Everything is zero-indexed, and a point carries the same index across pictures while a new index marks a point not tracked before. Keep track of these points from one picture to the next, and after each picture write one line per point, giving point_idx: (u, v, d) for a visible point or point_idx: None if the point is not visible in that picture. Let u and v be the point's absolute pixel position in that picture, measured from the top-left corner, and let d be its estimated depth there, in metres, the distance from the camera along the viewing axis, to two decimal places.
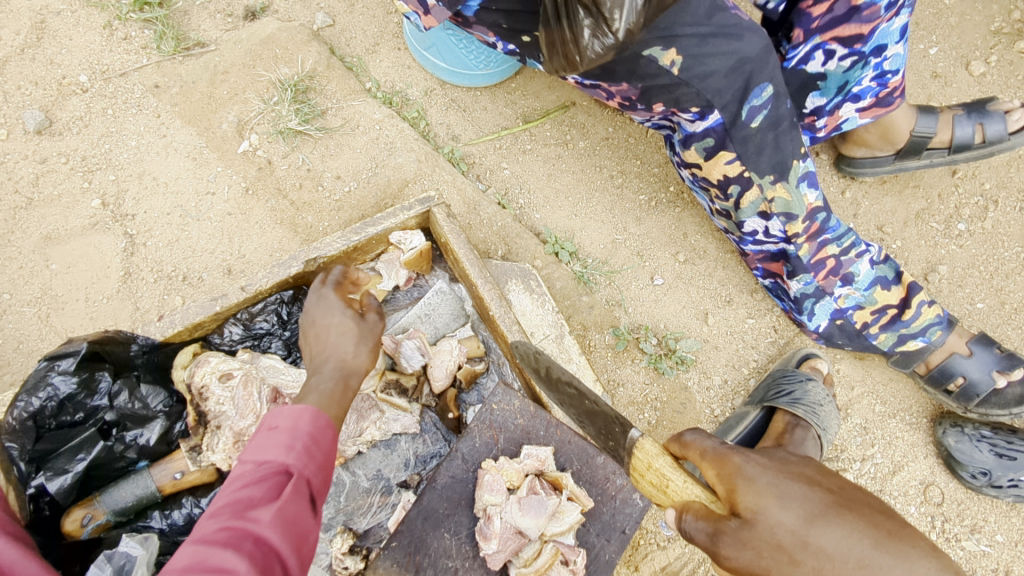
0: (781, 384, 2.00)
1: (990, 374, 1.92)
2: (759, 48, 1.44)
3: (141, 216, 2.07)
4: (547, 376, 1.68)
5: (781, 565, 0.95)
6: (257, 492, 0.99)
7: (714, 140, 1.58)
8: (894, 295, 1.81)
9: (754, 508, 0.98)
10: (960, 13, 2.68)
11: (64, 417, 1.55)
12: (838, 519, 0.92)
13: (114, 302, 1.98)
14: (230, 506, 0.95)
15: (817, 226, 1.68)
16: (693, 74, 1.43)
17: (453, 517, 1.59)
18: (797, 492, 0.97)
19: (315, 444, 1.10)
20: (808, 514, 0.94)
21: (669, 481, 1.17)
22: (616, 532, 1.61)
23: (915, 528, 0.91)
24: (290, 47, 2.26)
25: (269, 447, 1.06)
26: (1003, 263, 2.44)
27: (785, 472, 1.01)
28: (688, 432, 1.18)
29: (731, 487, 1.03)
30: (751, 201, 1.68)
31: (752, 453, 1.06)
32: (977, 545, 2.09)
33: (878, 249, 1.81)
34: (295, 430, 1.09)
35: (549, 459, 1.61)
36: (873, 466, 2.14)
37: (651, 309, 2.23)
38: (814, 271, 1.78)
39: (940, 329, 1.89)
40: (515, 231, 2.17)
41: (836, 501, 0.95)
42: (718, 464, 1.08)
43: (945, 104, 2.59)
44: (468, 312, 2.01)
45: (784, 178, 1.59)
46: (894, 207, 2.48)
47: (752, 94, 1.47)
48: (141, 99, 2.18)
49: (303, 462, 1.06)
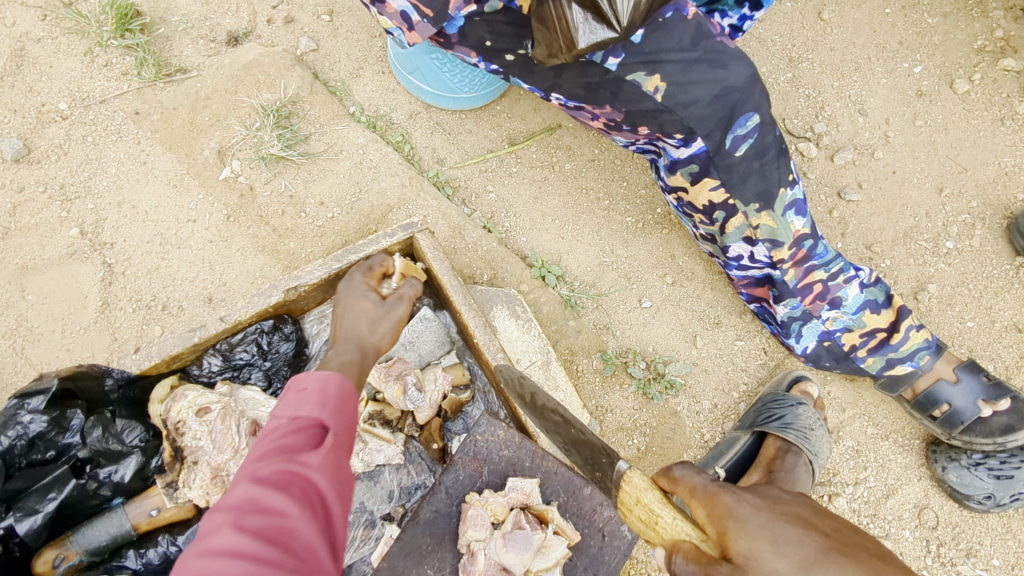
0: (771, 409, 1.97)
1: (975, 402, 1.88)
2: (744, 78, 1.43)
3: (120, 244, 2.04)
4: (533, 402, 1.65)
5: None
6: (299, 439, 0.98)
7: (698, 166, 1.57)
8: (883, 318, 1.78)
9: (746, 553, 0.90)
10: (943, 31, 2.69)
11: (34, 455, 1.52)
12: (835, 567, 0.82)
13: (92, 333, 1.94)
14: (275, 451, 0.95)
15: (803, 253, 1.66)
16: (676, 101, 1.42)
17: (436, 553, 1.55)
18: (792, 537, 0.88)
19: (346, 400, 1.08)
20: (804, 561, 0.84)
21: (659, 518, 1.11)
22: (604, 566, 1.57)
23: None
24: (273, 72, 2.24)
25: (306, 398, 1.04)
26: (991, 281, 2.43)
27: (779, 514, 0.92)
28: (677, 467, 1.12)
29: (722, 530, 0.95)
30: (736, 226, 1.66)
31: (746, 493, 0.98)
32: (973, 569, 2.06)
33: (868, 273, 1.78)
34: (325, 392, 1.05)
35: (534, 492, 1.57)
36: (866, 490, 2.11)
37: (640, 332, 2.20)
38: (801, 295, 1.76)
39: (929, 354, 1.86)
40: (500, 256, 2.15)
41: (832, 547, 0.85)
42: (708, 504, 1.01)
43: (930, 122, 2.60)
44: (453, 338, 1.98)
45: (770, 207, 1.57)
46: (882, 226, 2.47)
47: (737, 122, 1.46)
48: (121, 126, 2.15)
49: (342, 412, 1.06)
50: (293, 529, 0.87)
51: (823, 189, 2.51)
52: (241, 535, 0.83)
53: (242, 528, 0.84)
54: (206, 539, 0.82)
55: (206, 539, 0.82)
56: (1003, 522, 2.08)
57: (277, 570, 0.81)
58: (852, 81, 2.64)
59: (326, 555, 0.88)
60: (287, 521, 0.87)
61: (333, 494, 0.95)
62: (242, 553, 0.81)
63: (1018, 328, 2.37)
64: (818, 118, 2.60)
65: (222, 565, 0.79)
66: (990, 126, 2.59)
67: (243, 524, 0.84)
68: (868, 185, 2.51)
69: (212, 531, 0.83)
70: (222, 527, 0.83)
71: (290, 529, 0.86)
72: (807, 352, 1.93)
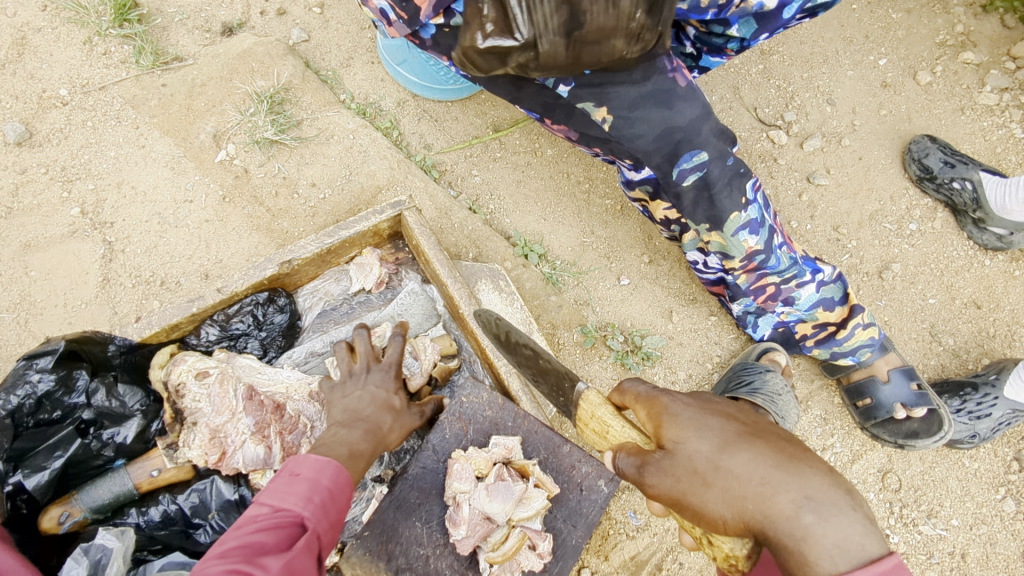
0: (741, 376, 2.10)
1: (893, 403, 2.08)
2: (691, 118, 1.50)
3: (120, 224, 2.12)
4: (507, 339, 1.79)
5: (696, 489, 1.02)
6: (268, 539, 1.05)
7: (651, 187, 1.75)
8: (836, 314, 1.95)
9: (676, 439, 1.08)
10: (907, 26, 2.83)
11: (41, 415, 1.59)
12: (747, 445, 1.01)
13: (92, 307, 2.03)
14: (241, 548, 1.01)
15: (754, 265, 1.81)
16: (622, 133, 1.52)
17: (424, 506, 1.64)
18: (715, 425, 1.06)
19: (327, 503, 1.16)
20: (723, 443, 1.03)
21: (609, 428, 1.29)
22: (582, 518, 1.67)
23: (815, 452, 0.99)
24: (266, 61, 2.34)
25: (287, 495, 1.12)
26: (953, 261, 2.55)
27: (708, 410, 1.10)
28: (628, 381, 1.28)
29: (658, 424, 1.13)
30: (689, 239, 1.85)
31: (680, 395, 1.16)
32: (933, 529, 2.17)
33: (829, 272, 1.90)
34: (315, 482, 1.17)
35: (516, 447, 1.67)
36: (833, 455, 2.23)
37: (619, 308, 2.30)
38: (754, 294, 1.94)
39: (871, 350, 2.05)
40: (485, 235, 2.25)
41: (747, 431, 1.04)
42: (649, 406, 1.19)
43: (895, 111, 2.73)
44: (439, 312, 2.08)
45: (719, 228, 1.71)
46: (849, 210, 2.59)
47: (682, 159, 1.55)
48: (120, 111, 2.24)
49: (315, 517, 1.12)
50: None
51: (793, 174, 2.63)
52: None
53: None
54: None
55: None
56: (961, 484, 2.21)
57: None
58: (820, 72, 2.77)
59: None
60: None
61: None
62: None
63: (976, 304, 2.50)
64: (788, 108, 2.72)
65: None
66: (950, 115, 2.74)
67: None
68: (836, 170, 2.64)
69: None
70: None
71: None
72: (764, 338, 2.18)
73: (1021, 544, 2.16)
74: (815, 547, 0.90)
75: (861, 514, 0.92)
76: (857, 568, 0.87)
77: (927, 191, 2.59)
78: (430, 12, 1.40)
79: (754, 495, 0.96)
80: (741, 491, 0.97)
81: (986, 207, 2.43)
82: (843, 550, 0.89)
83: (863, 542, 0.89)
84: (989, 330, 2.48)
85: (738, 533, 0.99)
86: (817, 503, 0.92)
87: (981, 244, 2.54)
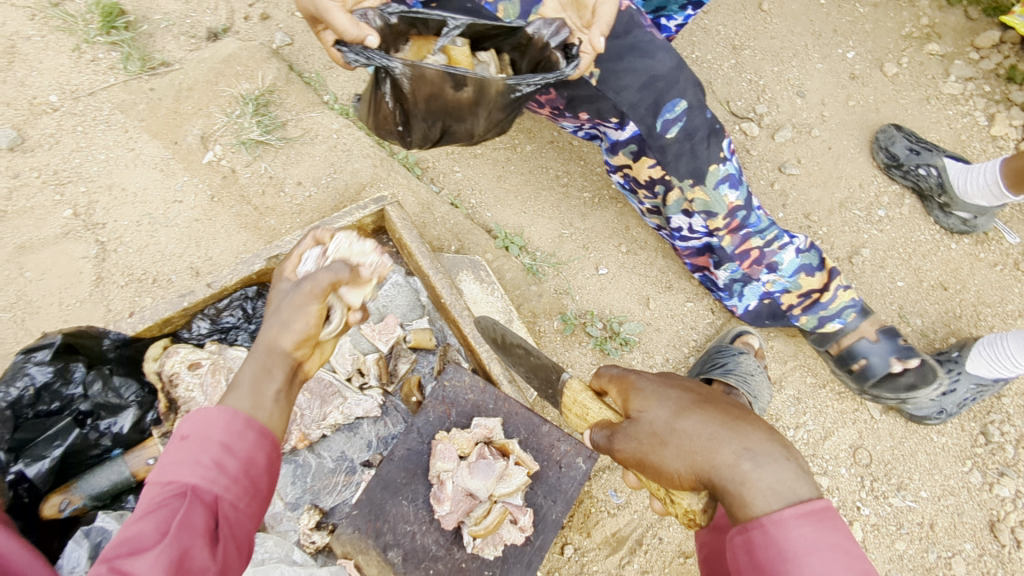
0: (716, 358, 2.18)
1: (888, 359, 2.15)
2: (669, 67, 1.66)
3: (111, 224, 2.19)
4: (503, 342, 1.90)
5: (655, 449, 1.12)
6: (145, 530, 0.84)
7: (637, 146, 1.80)
8: (818, 280, 2.04)
9: (640, 408, 1.19)
10: (874, 20, 2.94)
11: (41, 406, 1.66)
12: (700, 410, 1.12)
13: (86, 305, 2.09)
14: (111, 554, 0.82)
15: (737, 223, 1.89)
16: (609, 86, 1.68)
17: (410, 485, 1.72)
18: (673, 395, 1.18)
19: (228, 454, 0.92)
20: (679, 410, 1.14)
21: (587, 408, 1.38)
22: (562, 493, 1.75)
23: (758, 415, 1.10)
24: (251, 65, 2.42)
25: (177, 462, 0.90)
26: (920, 245, 2.64)
27: (668, 383, 1.22)
28: (603, 367, 1.39)
29: (625, 398, 1.25)
30: (675, 199, 1.89)
31: (646, 372, 1.28)
32: (903, 501, 2.25)
33: (804, 239, 2.00)
34: (204, 439, 0.91)
35: (496, 427, 1.75)
36: (806, 433, 2.31)
37: (597, 297, 2.38)
38: (739, 259, 2.02)
39: (854, 312, 2.13)
40: (466, 228, 2.33)
41: (701, 399, 1.16)
42: (618, 383, 1.30)
43: (862, 102, 2.83)
44: (424, 303, 2.16)
45: (701, 182, 1.78)
46: (819, 198, 2.68)
47: (665, 108, 1.67)
48: (109, 116, 2.31)
49: (209, 482, 0.89)
50: None
51: (764, 164, 2.72)
52: None
53: None
54: None
55: None
56: (930, 458, 2.30)
57: None
58: (790, 66, 2.87)
59: None
60: None
61: None
62: None
63: (944, 286, 2.59)
64: (759, 100, 2.81)
65: None
66: (916, 105, 2.83)
67: None
68: (806, 160, 2.73)
69: None
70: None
71: None
72: (748, 310, 2.23)
73: (988, 513, 2.24)
74: (752, 490, 0.98)
75: (794, 465, 0.99)
76: (787, 507, 0.95)
77: (895, 177, 2.68)
78: None
79: (703, 450, 1.05)
80: (692, 447, 1.07)
81: (951, 190, 2.52)
82: (776, 492, 0.97)
83: (795, 486, 0.97)
84: (955, 311, 2.54)
85: (692, 486, 1.08)
86: (755, 453, 1.01)
87: (947, 227, 2.62)
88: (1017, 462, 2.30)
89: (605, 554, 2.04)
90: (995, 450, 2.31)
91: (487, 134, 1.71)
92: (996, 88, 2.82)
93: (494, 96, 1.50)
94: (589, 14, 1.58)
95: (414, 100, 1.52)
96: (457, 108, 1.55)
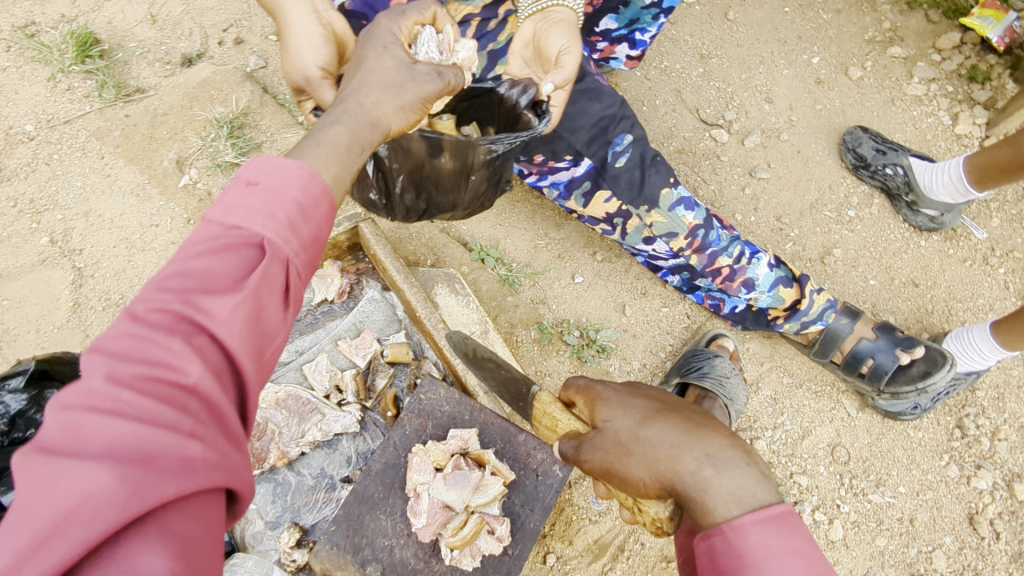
0: (692, 362, 2.21)
1: (893, 353, 2.20)
2: (616, 107, 1.80)
3: (88, 250, 2.20)
4: (474, 356, 1.84)
5: (621, 458, 1.14)
6: (215, 268, 0.72)
7: (591, 182, 1.88)
8: (794, 292, 2.07)
9: (605, 418, 1.22)
10: (837, 26, 3.03)
11: (15, 434, 1.60)
12: (662, 418, 1.15)
13: (64, 331, 2.09)
14: (180, 284, 0.70)
15: (698, 241, 1.92)
16: (563, 126, 1.76)
17: (387, 499, 1.73)
18: (638, 404, 1.21)
19: (301, 217, 0.80)
20: (643, 418, 1.16)
21: (557, 420, 1.40)
22: (539, 502, 1.76)
23: (720, 422, 1.12)
24: (225, 88, 2.46)
25: (245, 207, 0.76)
26: (890, 243, 2.68)
27: (635, 393, 1.25)
28: (572, 378, 1.40)
29: (593, 409, 1.27)
30: (634, 226, 1.96)
31: (612, 383, 1.30)
32: (882, 497, 2.27)
33: (773, 253, 2.05)
34: (281, 193, 0.79)
35: (472, 438, 1.78)
36: (784, 433, 2.34)
37: (574, 305, 2.41)
38: (711, 276, 2.07)
39: (833, 311, 2.17)
40: (442, 242, 2.38)
41: (665, 407, 1.18)
42: (586, 394, 1.32)
43: (829, 106, 2.89)
44: (400, 317, 2.17)
45: (656, 206, 1.84)
46: (789, 201, 2.73)
47: (614, 141, 1.79)
48: (85, 143, 2.34)
49: (285, 240, 0.77)
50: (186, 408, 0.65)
51: (736, 169, 2.76)
52: (107, 408, 0.61)
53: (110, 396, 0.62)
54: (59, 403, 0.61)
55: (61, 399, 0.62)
56: (907, 454, 2.33)
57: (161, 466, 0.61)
58: (757, 73, 2.93)
59: (230, 437, 0.69)
60: (180, 398, 0.65)
61: (248, 362, 0.73)
62: (106, 433, 0.60)
63: (915, 283, 2.62)
64: (728, 107, 2.87)
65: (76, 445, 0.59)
66: (882, 106, 2.88)
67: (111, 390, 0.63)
68: (776, 164, 2.78)
69: (71, 390, 0.62)
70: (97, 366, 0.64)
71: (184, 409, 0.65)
72: (735, 311, 2.25)
73: (966, 506, 2.27)
74: (713, 496, 0.99)
75: (755, 470, 1.01)
76: (748, 512, 0.95)
77: (863, 178, 2.74)
78: None
79: (666, 457, 1.07)
80: (655, 455, 1.09)
81: (917, 188, 2.57)
82: (736, 497, 0.97)
83: (755, 490, 0.98)
84: (927, 307, 2.58)
85: (656, 494, 1.09)
86: (716, 459, 1.02)
87: (915, 225, 2.67)
88: (994, 455, 2.33)
89: (588, 562, 2.05)
90: (971, 444, 2.34)
91: (470, 203, 1.73)
92: (959, 88, 2.89)
93: (473, 160, 1.50)
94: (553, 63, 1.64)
95: (399, 170, 1.51)
96: (440, 179, 1.55)
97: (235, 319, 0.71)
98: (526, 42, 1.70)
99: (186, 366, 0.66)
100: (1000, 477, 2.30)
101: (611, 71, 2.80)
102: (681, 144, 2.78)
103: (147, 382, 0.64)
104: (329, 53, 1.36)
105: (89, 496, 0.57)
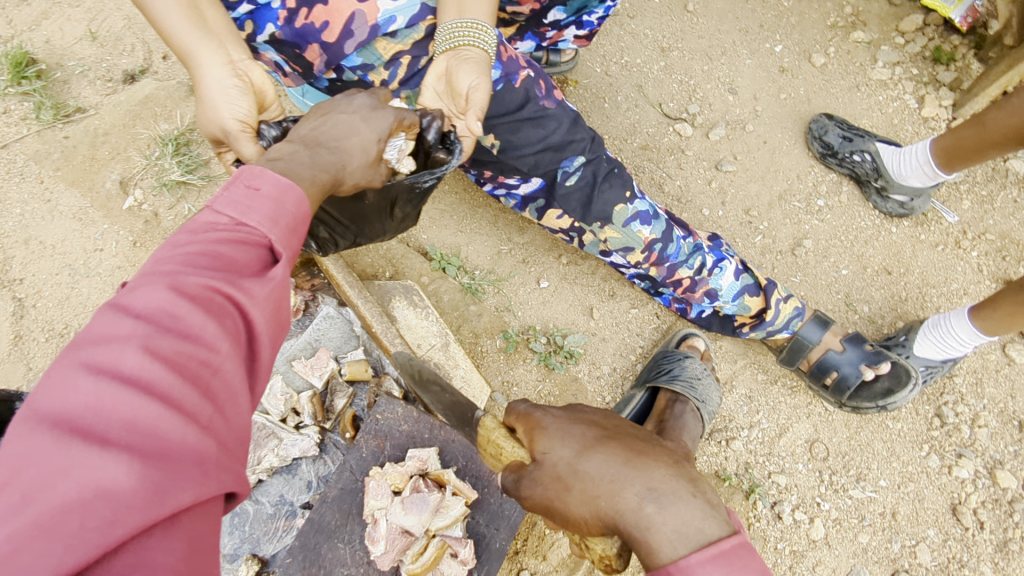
0: (662, 364, 2.15)
1: (858, 368, 2.11)
2: (564, 131, 1.67)
3: (29, 279, 2.11)
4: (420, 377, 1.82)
5: (559, 494, 1.05)
6: (239, 255, 0.76)
7: (543, 200, 1.84)
8: (757, 301, 2.01)
9: (544, 450, 1.11)
10: (799, 13, 2.98)
11: None
12: (602, 448, 1.05)
13: (5, 365, 2.00)
14: (211, 259, 0.73)
15: (655, 255, 1.89)
16: (509, 154, 1.71)
17: (344, 527, 1.66)
18: (576, 432, 1.10)
19: (298, 227, 0.85)
20: (582, 448, 1.06)
21: (501, 449, 1.27)
22: (504, 520, 1.70)
23: (663, 448, 1.05)
24: (169, 104, 2.38)
25: (261, 207, 0.80)
26: (861, 231, 2.64)
27: (575, 419, 1.14)
28: (516, 404, 1.27)
29: (532, 438, 1.15)
30: (590, 240, 1.92)
31: (551, 409, 1.20)
32: (863, 492, 2.22)
33: (738, 261, 1.99)
34: (280, 203, 0.82)
35: (431, 458, 1.71)
36: (761, 431, 2.28)
37: (540, 311, 2.34)
38: (672, 286, 2.02)
39: (800, 320, 2.11)
40: (400, 253, 2.31)
41: (605, 434, 1.09)
42: (525, 422, 1.20)
43: (794, 94, 2.84)
44: (358, 333, 2.10)
45: (610, 223, 1.80)
46: (757, 192, 2.67)
47: (563, 163, 1.72)
48: (23, 167, 2.25)
49: (292, 242, 0.82)
50: (216, 369, 0.68)
51: (702, 163, 2.70)
52: (151, 359, 0.63)
53: (151, 352, 0.64)
54: (102, 356, 0.62)
55: (103, 353, 0.62)
56: (886, 446, 2.28)
57: (191, 419, 0.64)
58: (720, 64, 2.88)
59: (244, 406, 0.71)
60: (212, 358, 0.68)
61: (264, 336, 0.76)
62: (149, 383, 0.62)
63: (888, 271, 2.57)
64: (691, 100, 2.81)
65: (120, 394, 0.60)
66: (847, 93, 2.84)
67: (154, 348, 0.64)
68: (742, 156, 2.72)
69: (113, 344, 0.63)
70: (126, 344, 0.63)
71: (212, 368, 0.68)
72: (702, 315, 2.19)
73: (948, 497, 2.22)
74: (657, 535, 0.92)
75: (701, 501, 0.95)
76: (694, 552, 0.89)
77: (831, 166, 2.69)
78: (323, 66, 1.60)
79: (606, 493, 0.99)
80: (595, 490, 1.00)
81: (886, 173, 2.53)
82: (682, 535, 0.91)
83: (702, 526, 0.92)
84: (901, 294, 2.53)
85: (600, 532, 1.01)
86: (659, 494, 0.95)
87: (886, 212, 2.63)
88: (975, 442, 2.28)
89: None
90: (951, 432, 2.30)
91: (399, 224, 1.76)
92: (923, 70, 2.85)
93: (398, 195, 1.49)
94: (463, 101, 1.51)
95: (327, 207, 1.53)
96: (367, 213, 1.60)
97: (256, 313, 0.74)
98: (439, 75, 1.53)
99: (217, 343, 0.69)
100: (981, 465, 2.26)
101: (570, 69, 2.73)
102: (644, 140, 2.72)
103: (175, 364, 0.65)
104: (249, 105, 1.33)
105: (109, 489, 0.56)
